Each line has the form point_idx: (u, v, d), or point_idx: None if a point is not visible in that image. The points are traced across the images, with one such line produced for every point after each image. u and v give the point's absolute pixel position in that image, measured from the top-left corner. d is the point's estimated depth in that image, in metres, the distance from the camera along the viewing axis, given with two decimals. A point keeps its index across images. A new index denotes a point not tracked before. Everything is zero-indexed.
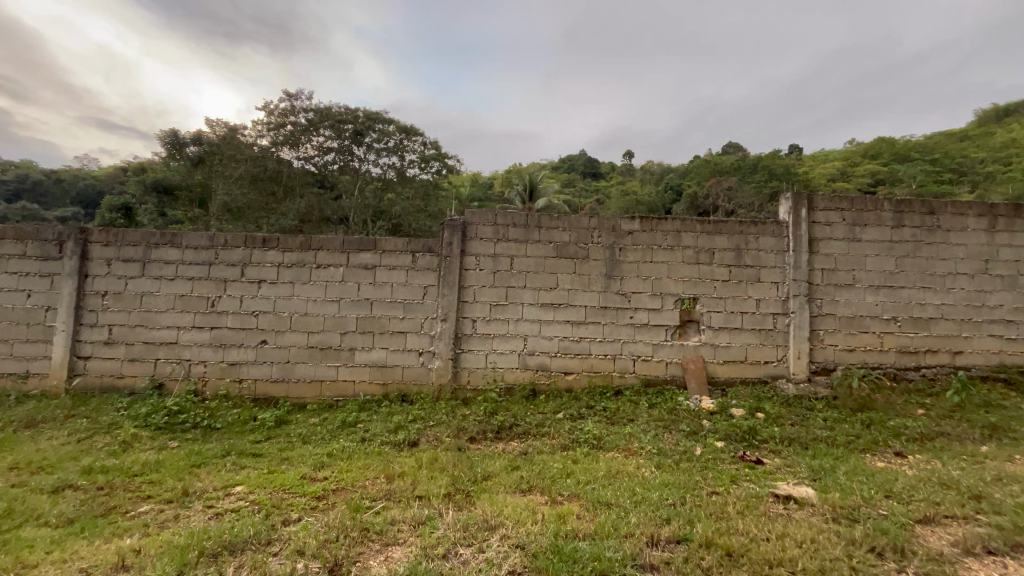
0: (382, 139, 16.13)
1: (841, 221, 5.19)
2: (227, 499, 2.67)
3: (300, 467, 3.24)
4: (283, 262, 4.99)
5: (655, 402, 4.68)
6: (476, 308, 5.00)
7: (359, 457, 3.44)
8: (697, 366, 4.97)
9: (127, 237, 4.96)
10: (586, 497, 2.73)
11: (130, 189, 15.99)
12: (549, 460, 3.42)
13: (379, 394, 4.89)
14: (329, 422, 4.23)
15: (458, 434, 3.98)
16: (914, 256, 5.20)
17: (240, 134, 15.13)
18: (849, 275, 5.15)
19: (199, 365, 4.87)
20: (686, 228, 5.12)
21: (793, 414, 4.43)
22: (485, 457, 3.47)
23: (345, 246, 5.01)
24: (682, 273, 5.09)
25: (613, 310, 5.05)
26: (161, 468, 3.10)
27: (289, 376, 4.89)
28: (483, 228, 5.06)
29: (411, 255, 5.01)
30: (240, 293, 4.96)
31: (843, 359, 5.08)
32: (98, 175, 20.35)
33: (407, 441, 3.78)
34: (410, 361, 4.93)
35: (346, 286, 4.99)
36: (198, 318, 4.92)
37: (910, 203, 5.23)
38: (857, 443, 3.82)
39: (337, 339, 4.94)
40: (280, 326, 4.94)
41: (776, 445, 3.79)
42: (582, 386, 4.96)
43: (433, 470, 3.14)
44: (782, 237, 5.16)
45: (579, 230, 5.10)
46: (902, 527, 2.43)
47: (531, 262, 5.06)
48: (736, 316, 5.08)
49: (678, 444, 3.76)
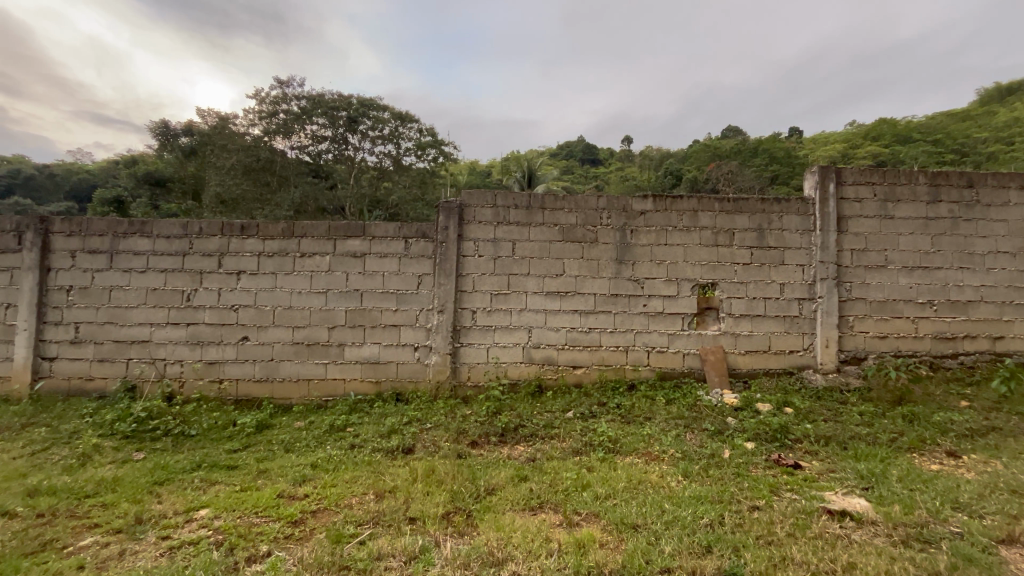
0: (376, 126, 15.58)
1: (872, 197, 4.76)
2: (187, 528, 2.27)
3: (278, 482, 2.85)
4: (264, 252, 4.57)
5: (672, 397, 4.29)
6: (476, 298, 4.59)
7: (346, 468, 3.05)
8: (717, 357, 4.57)
9: (92, 227, 4.53)
10: (608, 518, 2.34)
11: (120, 183, 15.50)
12: (561, 468, 3.03)
13: (372, 393, 4.49)
14: (316, 426, 3.84)
15: (458, 438, 3.58)
16: (952, 234, 4.77)
17: (232, 123, 14.59)
18: (881, 255, 4.73)
19: (175, 365, 4.47)
20: (703, 207, 4.69)
21: (825, 409, 4.04)
22: (489, 466, 3.08)
23: (331, 233, 4.59)
24: (699, 257, 4.67)
25: (624, 297, 4.64)
26: (118, 488, 2.70)
27: (274, 375, 4.50)
28: (482, 211, 4.63)
29: (404, 241, 4.59)
30: (218, 286, 4.54)
31: (875, 347, 4.69)
32: (90, 168, 19.64)
33: (401, 448, 3.39)
34: (405, 357, 4.53)
35: (333, 277, 4.57)
36: (173, 313, 4.50)
37: (948, 176, 4.79)
38: (901, 441, 3.44)
39: (325, 333, 4.54)
40: (263, 321, 4.53)
41: (812, 446, 3.41)
42: (592, 381, 4.57)
43: (430, 485, 2.75)
44: (808, 215, 4.74)
45: (587, 211, 4.67)
46: (985, 552, 2.06)
47: (535, 247, 4.63)
48: (759, 303, 4.67)
49: (704, 446, 3.37)
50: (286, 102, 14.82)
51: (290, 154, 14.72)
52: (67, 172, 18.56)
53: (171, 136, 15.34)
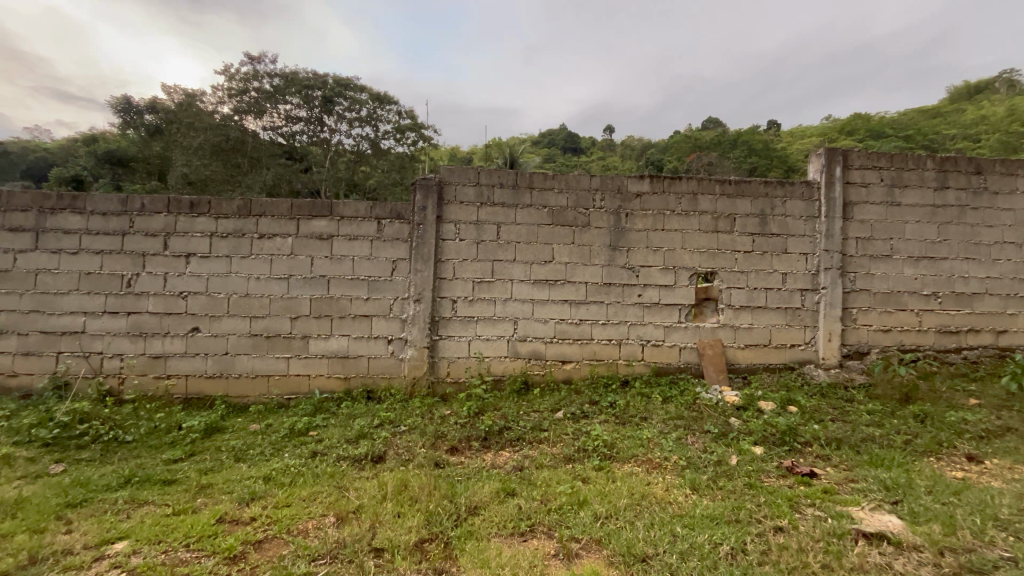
0: (353, 107, 14.80)
1: (879, 182, 4.48)
2: (94, 570, 1.84)
3: (220, 502, 2.40)
4: (217, 232, 4.05)
5: (669, 394, 3.97)
6: (457, 286, 4.16)
7: (305, 483, 2.63)
8: (715, 352, 4.28)
9: (14, 201, 3.94)
10: (612, 546, 2.00)
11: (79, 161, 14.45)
12: (554, 480, 2.67)
13: (341, 391, 4.06)
14: (274, 429, 3.39)
15: (435, 443, 3.18)
16: (959, 222, 4.54)
17: (200, 100, 13.66)
18: (886, 244, 4.47)
19: (114, 360, 3.95)
20: (703, 190, 4.35)
21: (831, 408, 3.78)
22: (471, 479, 2.69)
23: (294, 212, 4.10)
24: (698, 243, 4.34)
25: (618, 287, 4.28)
26: (20, 512, 2.23)
27: (229, 371, 4.02)
28: (463, 190, 4.20)
29: (377, 222, 4.13)
30: (163, 270, 4.01)
31: (879, 341, 4.45)
32: (48, 143, 18.07)
33: (369, 456, 2.97)
34: (377, 351, 4.10)
35: (296, 261, 4.09)
36: (111, 300, 3.96)
37: (956, 161, 4.55)
38: (917, 444, 3.19)
39: (287, 325, 4.06)
40: (216, 310, 4.03)
41: (823, 450, 3.13)
42: (583, 377, 4.22)
43: (401, 504, 2.34)
44: (812, 200, 4.44)
45: (579, 192, 4.28)
46: None
47: (522, 231, 4.23)
48: (759, 294, 4.37)
49: (708, 451, 3.05)
50: (257, 79, 13.97)
51: (262, 134, 13.88)
52: (22, 146, 17.00)
53: (134, 112, 14.20)
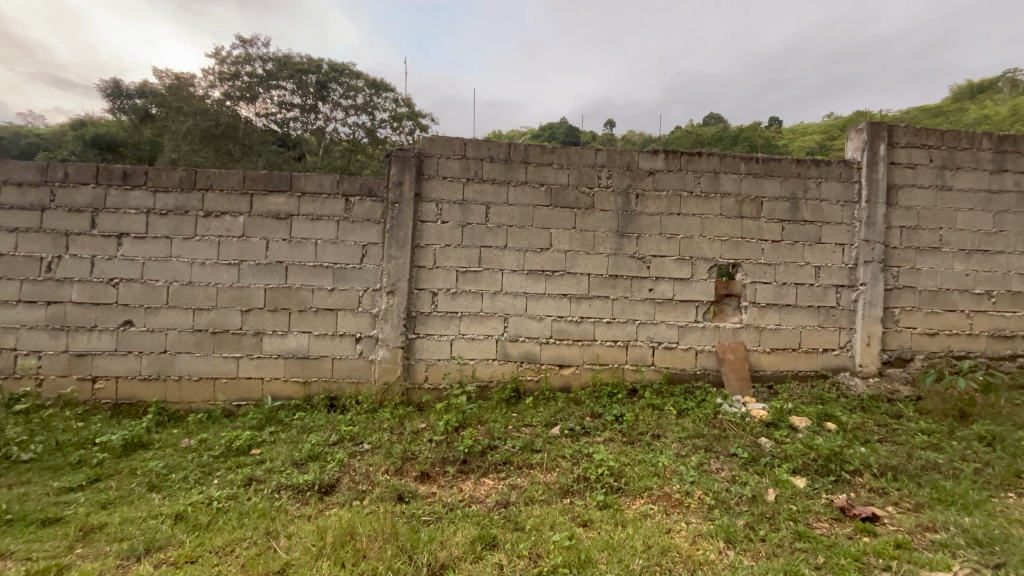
0: (348, 93, 14.08)
1: (927, 163, 3.88)
2: None
3: (102, 558, 1.82)
4: (154, 208, 3.43)
5: (685, 407, 3.39)
6: (438, 277, 3.56)
7: (226, 524, 2.04)
8: (737, 356, 3.69)
9: None
10: None
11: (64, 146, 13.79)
12: (547, 524, 2.07)
13: (298, 397, 3.47)
14: (209, 446, 2.79)
15: (402, 468, 2.59)
16: (1017, 211, 3.95)
17: (190, 83, 12.92)
18: (934, 234, 3.88)
19: (31, 357, 3.35)
20: (727, 168, 3.74)
21: (875, 426, 3.20)
22: (442, 522, 2.10)
23: (246, 186, 3.48)
24: (720, 230, 3.74)
25: (626, 280, 3.68)
26: None
27: (167, 373, 3.42)
28: (447, 164, 3.58)
29: (344, 199, 3.52)
30: (90, 253, 3.39)
31: (922, 346, 3.87)
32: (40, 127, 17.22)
33: (317, 487, 2.37)
34: (343, 351, 3.50)
35: (248, 244, 3.48)
36: (27, 287, 3.35)
37: (1017, 141, 3.93)
38: (989, 475, 2.61)
39: (236, 319, 3.46)
40: (153, 300, 3.42)
41: (878, 482, 2.55)
42: (583, 385, 3.64)
43: (341, 565, 1.75)
44: (851, 182, 3.84)
45: (582, 168, 3.67)
46: None
47: (515, 212, 3.62)
48: (789, 291, 3.78)
49: (740, 483, 2.47)
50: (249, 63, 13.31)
51: (256, 121, 13.18)
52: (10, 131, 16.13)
53: (123, 97, 13.42)
